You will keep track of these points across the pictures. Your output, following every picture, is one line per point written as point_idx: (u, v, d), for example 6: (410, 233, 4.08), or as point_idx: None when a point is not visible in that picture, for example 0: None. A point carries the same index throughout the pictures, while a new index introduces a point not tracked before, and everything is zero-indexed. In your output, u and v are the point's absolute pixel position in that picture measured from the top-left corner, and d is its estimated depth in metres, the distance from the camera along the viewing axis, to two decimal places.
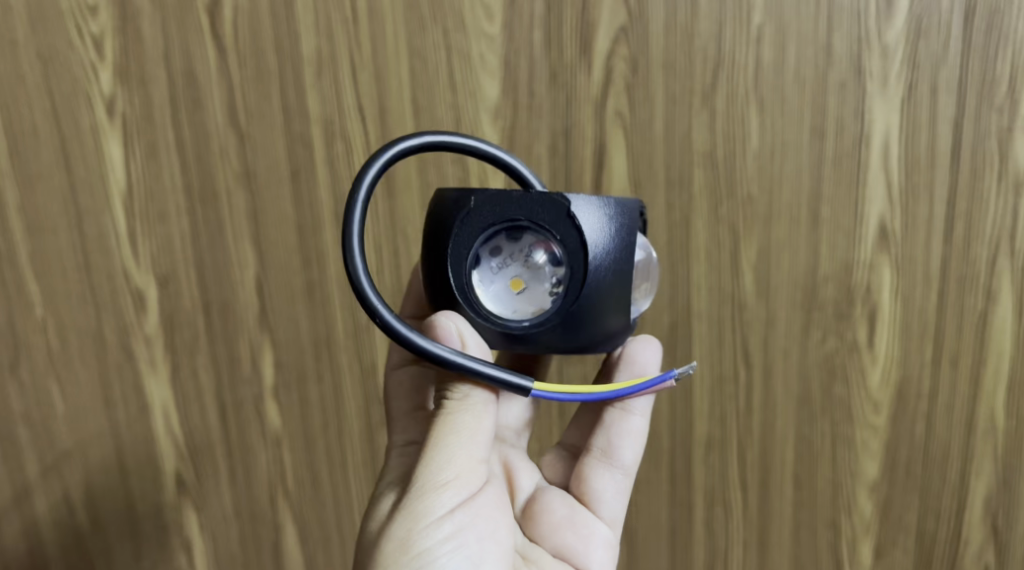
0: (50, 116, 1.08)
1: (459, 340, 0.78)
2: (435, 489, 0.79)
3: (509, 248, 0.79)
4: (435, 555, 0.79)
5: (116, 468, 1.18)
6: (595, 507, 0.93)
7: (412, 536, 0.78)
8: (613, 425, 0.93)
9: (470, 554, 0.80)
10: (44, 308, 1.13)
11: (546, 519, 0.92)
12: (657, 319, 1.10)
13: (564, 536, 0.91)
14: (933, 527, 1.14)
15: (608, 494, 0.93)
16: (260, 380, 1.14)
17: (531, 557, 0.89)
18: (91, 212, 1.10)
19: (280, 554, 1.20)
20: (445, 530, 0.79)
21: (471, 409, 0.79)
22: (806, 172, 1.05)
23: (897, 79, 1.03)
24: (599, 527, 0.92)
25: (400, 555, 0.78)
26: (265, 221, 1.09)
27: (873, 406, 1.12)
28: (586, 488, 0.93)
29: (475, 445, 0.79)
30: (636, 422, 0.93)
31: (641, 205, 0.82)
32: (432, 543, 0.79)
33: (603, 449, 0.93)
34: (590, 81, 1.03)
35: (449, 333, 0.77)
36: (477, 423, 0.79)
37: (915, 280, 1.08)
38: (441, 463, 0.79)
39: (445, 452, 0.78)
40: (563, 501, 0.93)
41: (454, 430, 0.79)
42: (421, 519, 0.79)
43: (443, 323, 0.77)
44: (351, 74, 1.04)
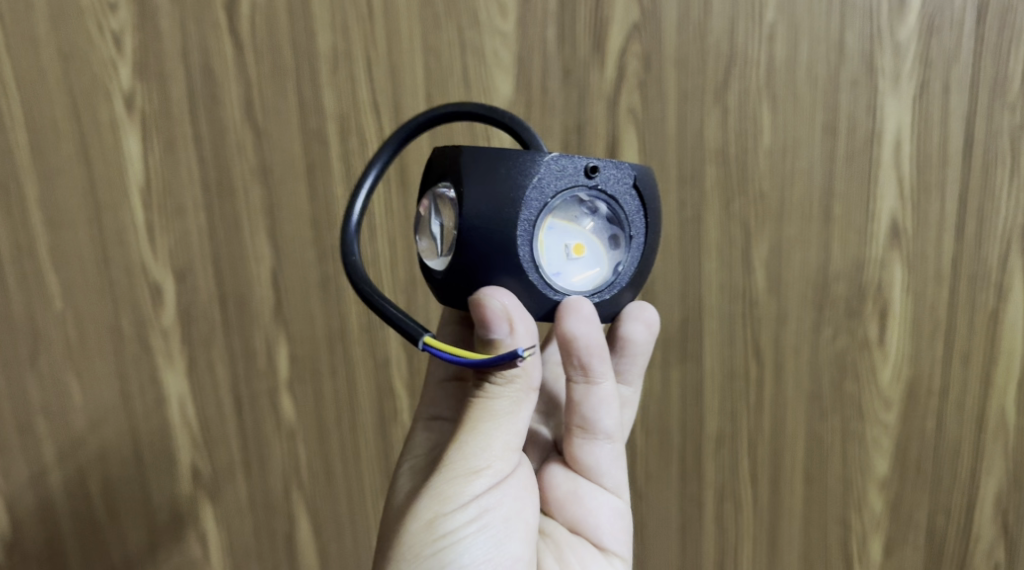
0: (70, 111, 1.09)
1: (509, 325, 0.78)
2: (466, 473, 0.81)
3: (442, 205, 0.81)
4: (461, 535, 0.81)
5: (134, 458, 1.20)
6: (595, 478, 0.93)
7: (438, 518, 0.80)
8: (583, 401, 0.90)
9: (494, 536, 0.82)
10: (63, 300, 1.15)
11: (551, 496, 0.93)
12: (669, 315, 1.10)
13: (573, 508, 0.93)
14: (943, 525, 1.15)
15: (605, 464, 0.93)
16: (275, 374, 1.15)
17: (547, 530, 0.91)
18: (110, 206, 1.11)
19: (294, 546, 1.21)
20: (472, 512, 0.81)
21: (510, 396, 0.80)
22: (818, 169, 1.06)
23: (910, 76, 1.03)
24: (604, 497, 0.93)
25: (426, 535, 0.80)
26: (281, 216, 1.10)
27: (884, 403, 1.12)
28: (582, 463, 0.93)
29: (509, 434, 0.81)
30: (605, 390, 0.89)
31: (587, 178, 0.79)
32: (458, 524, 0.81)
33: (582, 425, 0.92)
34: (604, 77, 1.04)
35: (499, 318, 0.77)
36: (512, 410, 0.81)
37: (926, 277, 1.08)
38: (475, 447, 0.81)
39: (479, 438, 0.80)
40: (565, 476, 0.94)
41: (489, 416, 0.80)
42: (449, 501, 0.81)
43: (494, 305, 0.77)
44: (367, 71, 1.05)
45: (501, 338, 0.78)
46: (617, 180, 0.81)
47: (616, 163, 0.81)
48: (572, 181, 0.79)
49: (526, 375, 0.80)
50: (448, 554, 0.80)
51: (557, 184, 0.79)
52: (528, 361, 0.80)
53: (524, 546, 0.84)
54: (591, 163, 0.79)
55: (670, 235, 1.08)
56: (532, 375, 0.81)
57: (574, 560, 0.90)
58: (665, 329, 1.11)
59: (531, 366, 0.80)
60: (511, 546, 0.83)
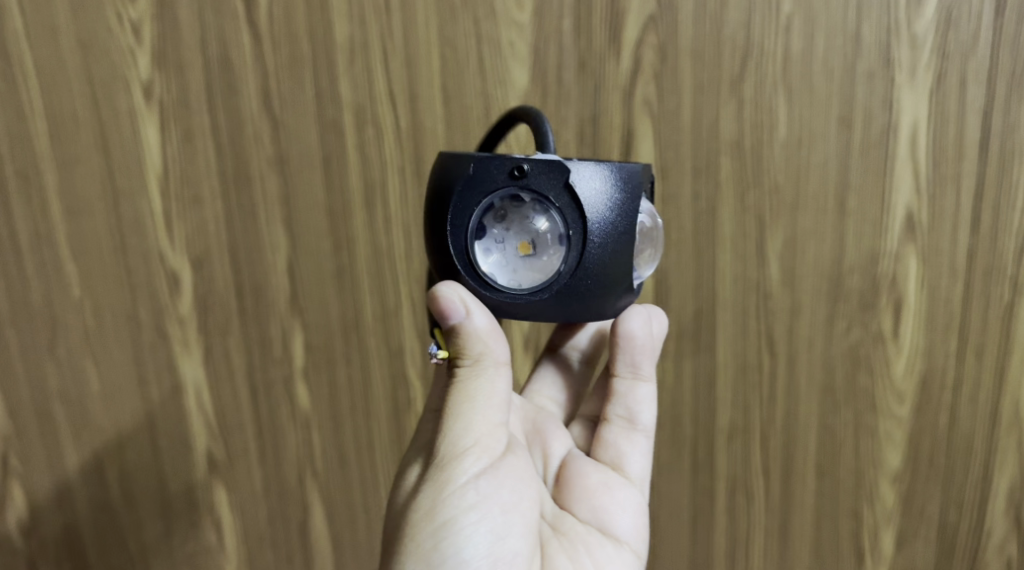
0: (89, 100, 1.10)
1: (464, 309, 0.80)
2: (457, 457, 0.81)
3: None
4: (462, 524, 0.81)
5: (150, 445, 1.21)
6: (624, 470, 0.97)
7: (437, 507, 0.81)
8: (625, 395, 0.98)
9: (493, 524, 0.82)
10: (81, 288, 1.16)
11: (580, 484, 0.95)
12: (682, 306, 1.11)
13: (598, 501, 0.94)
14: (955, 519, 1.15)
15: (635, 457, 0.97)
16: (290, 362, 1.16)
17: (563, 528, 0.91)
18: (127, 194, 1.12)
19: (307, 533, 1.23)
20: (468, 500, 0.81)
21: (480, 373, 0.81)
22: (833, 161, 1.06)
23: (926, 69, 1.03)
24: (629, 492, 0.95)
25: (424, 526, 0.81)
26: (297, 205, 1.11)
27: (897, 395, 1.12)
28: (612, 455, 0.97)
29: (491, 410, 0.82)
30: (646, 388, 0.98)
31: (511, 168, 0.79)
32: (456, 513, 0.81)
33: (623, 417, 0.98)
34: (619, 67, 1.04)
35: (453, 304, 0.80)
36: (490, 388, 0.81)
37: (941, 271, 1.08)
38: (461, 430, 0.81)
39: (464, 419, 0.81)
40: (595, 467, 0.96)
41: (469, 396, 0.81)
42: (445, 489, 0.81)
43: (445, 294, 0.80)
44: (383, 61, 1.06)
45: (458, 322, 0.80)
46: (550, 179, 0.79)
47: (553, 161, 0.79)
48: (502, 183, 0.79)
49: (491, 351, 0.81)
50: (450, 545, 0.80)
51: (487, 186, 0.79)
52: (490, 338, 0.81)
53: (524, 538, 0.84)
54: (518, 164, 0.79)
55: (684, 227, 1.08)
56: (498, 350, 0.82)
57: (587, 558, 0.90)
58: (679, 320, 1.11)
59: (490, 337, 0.81)
60: (512, 535, 0.83)
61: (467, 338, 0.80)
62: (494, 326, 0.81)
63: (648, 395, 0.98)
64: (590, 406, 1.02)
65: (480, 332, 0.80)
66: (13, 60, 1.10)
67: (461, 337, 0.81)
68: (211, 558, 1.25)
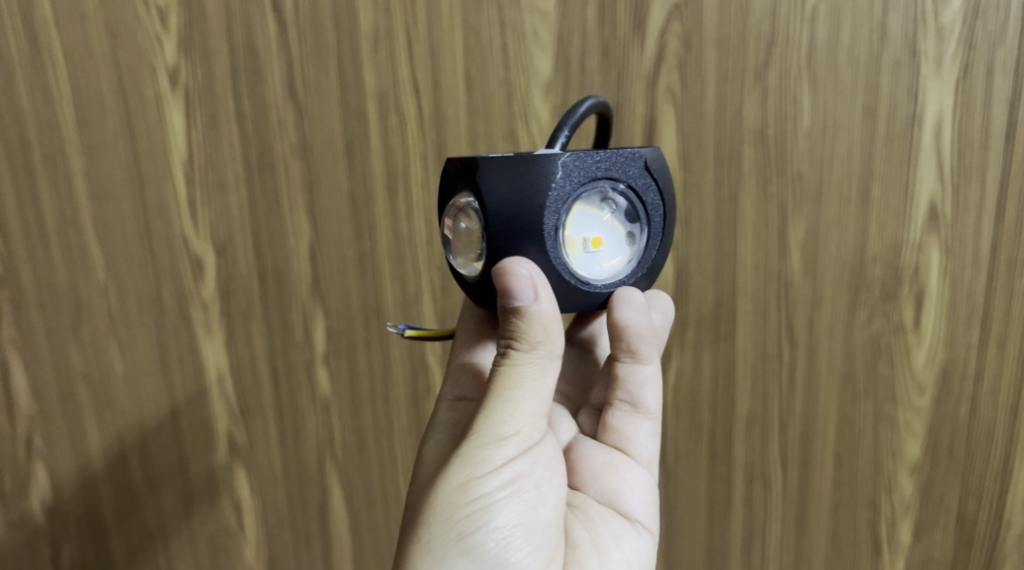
0: (116, 85, 1.11)
1: (534, 294, 0.80)
2: (501, 438, 0.82)
3: None
4: (494, 497, 0.83)
5: (172, 427, 1.23)
6: (630, 451, 0.96)
7: (472, 481, 0.82)
8: (627, 377, 0.94)
9: (528, 500, 0.84)
10: (106, 271, 1.17)
11: (586, 467, 0.95)
12: (702, 295, 1.11)
13: (606, 482, 0.94)
14: (973, 510, 1.14)
15: (641, 438, 0.96)
16: (312, 347, 1.17)
17: (576, 503, 0.93)
18: (152, 179, 1.13)
19: (326, 516, 1.24)
20: (505, 477, 0.83)
21: (536, 362, 0.82)
22: (857, 152, 1.05)
23: (953, 59, 1.02)
24: (637, 471, 0.95)
25: (461, 497, 0.82)
26: (320, 192, 1.11)
27: (917, 386, 1.12)
28: (617, 437, 0.96)
29: (539, 399, 0.83)
30: (649, 370, 0.94)
31: (452, 164, 0.84)
32: (493, 487, 0.83)
33: (626, 401, 0.95)
34: (643, 55, 1.04)
35: (523, 286, 0.80)
36: (542, 375, 0.82)
37: (963, 262, 1.08)
38: (506, 414, 0.82)
39: (510, 405, 0.82)
40: (602, 449, 0.96)
41: (520, 381, 0.82)
42: (482, 465, 0.82)
43: (518, 273, 0.79)
44: (407, 47, 1.06)
45: (525, 306, 0.80)
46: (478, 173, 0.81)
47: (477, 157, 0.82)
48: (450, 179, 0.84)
49: (550, 341, 0.82)
50: (482, 514, 0.82)
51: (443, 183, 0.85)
52: (551, 327, 0.81)
53: (556, 512, 0.86)
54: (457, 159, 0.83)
55: (705, 216, 1.08)
56: (556, 342, 0.82)
57: (604, 531, 0.91)
58: (699, 309, 1.11)
59: (553, 329, 0.82)
60: (543, 511, 0.85)
61: (527, 325, 0.81)
62: (555, 318, 0.82)
63: (652, 375, 0.94)
64: (597, 394, 1.00)
65: (542, 320, 0.81)
66: (41, 45, 1.11)
67: (522, 322, 0.81)
68: (231, 540, 1.27)
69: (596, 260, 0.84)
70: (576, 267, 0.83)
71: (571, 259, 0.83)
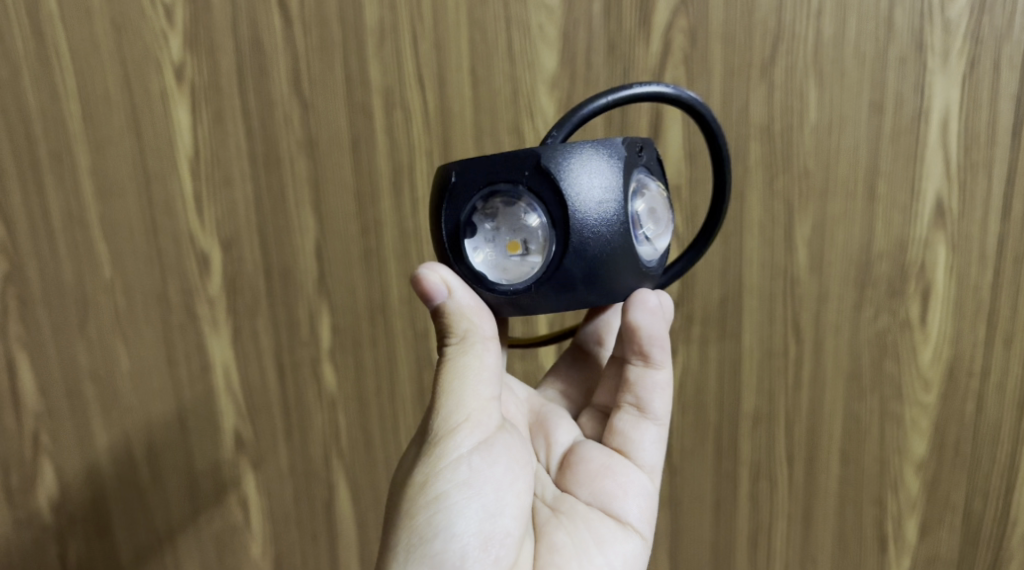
0: (122, 81, 1.11)
1: (446, 289, 0.81)
2: (450, 433, 0.83)
3: None
4: (454, 496, 0.82)
5: (178, 424, 1.23)
6: (631, 455, 0.94)
7: (431, 480, 0.82)
8: (637, 382, 0.94)
9: (489, 497, 0.84)
10: (112, 268, 1.18)
11: (582, 469, 0.94)
12: (708, 291, 1.11)
13: (600, 485, 0.93)
14: (980, 507, 1.14)
15: (645, 442, 0.94)
16: (318, 343, 1.17)
17: (561, 508, 0.91)
18: (158, 175, 1.13)
19: (332, 513, 1.24)
20: (462, 474, 0.83)
21: (472, 350, 0.83)
22: (863, 147, 1.05)
23: (959, 54, 1.02)
24: (634, 475, 0.93)
25: (419, 500, 0.82)
26: (326, 188, 1.11)
27: (923, 382, 1.12)
28: (621, 441, 0.94)
29: (481, 386, 0.84)
30: (661, 375, 0.94)
31: None
32: (451, 489, 0.82)
33: (633, 405, 0.94)
34: (649, 51, 1.04)
35: (435, 284, 0.81)
36: (481, 363, 0.84)
37: (970, 258, 1.07)
38: (453, 406, 0.83)
39: (455, 396, 0.83)
40: (600, 451, 0.94)
41: (460, 372, 0.83)
42: (438, 463, 0.83)
43: (429, 275, 0.80)
44: (413, 43, 1.06)
45: (441, 301, 0.81)
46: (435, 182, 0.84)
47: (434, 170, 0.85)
48: None
49: (478, 327, 0.83)
50: (444, 515, 0.82)
51: None
52: (475, 315, 0.82)
53: (517, 519, 0.85)
54: None
55: None
56: (485, 326, 0.83)
57: (588, 537, 0.90)
58: (705, 305, 1.11)
59: (479, 314, 0.82)
60: (507, 510, 0.84)
61: (453, 317, 0.82)
62: (478, 305, 0.82)
63: (664, 382, 0.94)
64: (603, 397, 0.98)
65: (464, 309, 0.82)
66: (48, 42, 1.11)
67: (445, 316, 0.82)
68: (237, 536, 1.27)
69: (510, 265, 0.80)
70: (484, 271, 0.81)
71: (480, 265, 0.81)
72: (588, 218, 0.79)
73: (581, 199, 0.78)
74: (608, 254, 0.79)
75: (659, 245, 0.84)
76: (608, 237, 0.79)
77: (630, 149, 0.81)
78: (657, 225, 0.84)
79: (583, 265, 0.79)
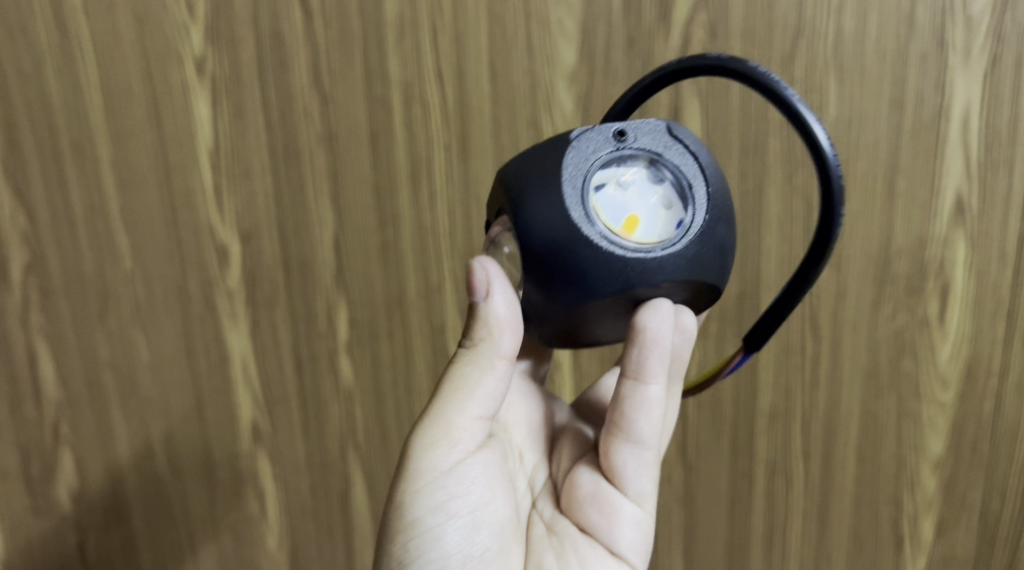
0: (144, 73, 1.12)
1: (487, 291, 0.81)
2: (434, 455, 0.82)
3: None
4: (430, 522, 0.82)
5: (195, 416, 1.24)
6: (620, 483, 0.88)
7: (409, 502, 0.82)
8: (626, 399, 0.86)
9: (464, 525, 0.83)
10: (133, 259, 1.19)
11: (572, 495, 0.90)
12: (726, 288, 1.11)
13: (589, 513, 0.88)
14: (998, 507, 1.13)
15: (632, 470, 0.88)
16: (335, 336, 1.18)
17: (556, 528, 0.90)
18: (179, 167, 1.14)
19: (348, 505, 1.24)
20: (438, 500, 0.82)
21: (474, 362, 0.82)
22: (883, 144, 1.05)
23: (981, 51, 1.01)
24: (624, 505, 0.88)
25: (396, 522, 0.82)
26: (344, 181, 1.12)
27: (941, 381, 1.11)
28: (611, 466, 0.88)
29: (473, 403, 0.82)
30: (653, 392, 0.85)
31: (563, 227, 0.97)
32: (427, 511, 0.82)
33: (621, 425, 0.87)
34: (668, 45, 1.04)
35: (478, 281, 0.81)
36: (479, 378, 0.82)
37: (990, 256, 1.06)
38: (443, 421, 0.82)
39: (447, 413, 0.82)
40: (592, 477, 0.90)
41: (457, 384, 0.82)
42: (418, 485, 0.82)
43: (476, 270, 0.81)
44: (432, 37, 1.06)
45: (478, 302, 0.81)
46: None
47: None
48: None
49: (488, 339, 0.82)
50: (418, 540, 0.81)
51: None
52: (494, 326, 0.81)
53: (493, 536, 0.84)
54: None
55: None
56: (500, 340, 0.82)
57: (573, 560, 0.87)
58: (723, 301, 1.11)
59: (492, 326, 0.81)
60: (480, 538, 0.83)
61: (479, 320, 0.82)
62: (509, 317, 0.81)
63: (655, 399, 0.86)
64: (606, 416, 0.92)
65: (493, 316, 0.81)
66: (71, 34, 1.12)
67: (476, 317, 0.82)
68: (253, 527, 1.28)
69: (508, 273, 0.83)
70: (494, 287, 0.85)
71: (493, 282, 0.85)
72: (534, 216, 0.78)
73: (537, 194, 0.78)
74: (568, 246, 0.77)
75: (658, 235, 0.78)
76: (559, 232, 0.77)
77: (595, 137, 0.79)
78: (653, 214, 0.79)
79: (534, 274, 0.79)
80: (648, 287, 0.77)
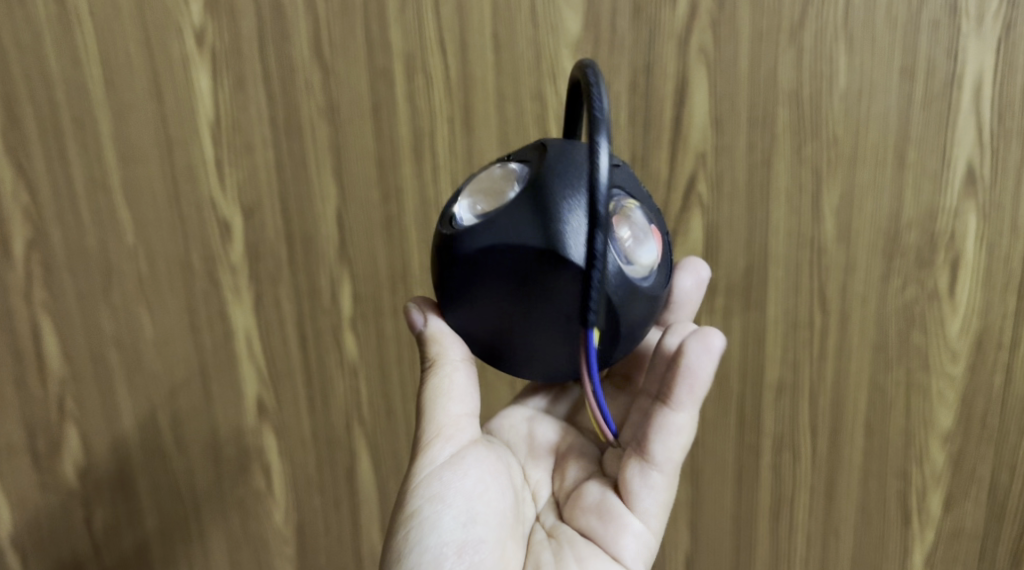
0: (143, 45, 1.10)
1: (423, 320, 0.86)
2: (424, 451, 0.85)
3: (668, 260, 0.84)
4: (427, 511, 0.83)
5: (201, 392, 1.24)
6: (628, 500, 0.87)
7: (407, 499, 0.84)
8: (653, 420, 0.86)
9: (458, 514, 0.83)
10: (135, 235, 1.18)
11: (577, 503, 0.89)
12: (733, 261, 1.10)
13: (590, 519, 0.88)
14: (1006, 481, 1.13)
15: (643, 490, 0.86)
16: (339, 312, 1.17)
17: (556, 533, 0.88)
18: (180, 141, 1.13)
19: (354, 480, 1.25)
20: (433, 490, 0.83)
21: (438, 368, 0.85)
22: (894, 115, 1.03)
23: (995, 17, 0.99)
24: (628, 519, 0.86)
25: (397, 520, 0.84)
26: (347, 155, 1.11)
27: (951, 354, 1.10)
28: (622, 483, 0.87)
29: (452, 404, 0.86)
30: (682, 418, 0.85)
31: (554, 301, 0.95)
32: (423, 501, 0.83)
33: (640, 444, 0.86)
34: (675, 14, 1.02)
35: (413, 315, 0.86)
36: (448, 379, 0.85)
37: (1000, 228, 1.05)
38: (427, 425, 0.85)
39: (429, 414, 0.85)
40: (599, 488, 0.89)
41: (432, 392, 0.85)
42: (414, 481, 0.84)
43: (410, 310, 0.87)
44: (433, 7, 1.05)
45: (419, 330, 0.86)
46: None
47: None
48: None
49: (446, 349, 0.85)
50: (417, 530, 0.82)
51: None
52: (444, 338, 0.85)
53: (491, 529, 0.84)
54: None
55: (737, 179, 1.06)
56: (454, 348, 0.85)
57: (570, 557, 0.86)
58: (730, 277, 1.10)
59: (444, 338, 0.85)
60: (477, 527, 0.83)
61: (427, 340, 0.85)
62: (446, 332, 0.85)
63: (681, 427, 0.85)
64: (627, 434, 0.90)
65: (434, 333, 0.85)
66: (68, 6, 1.10)
67: (423, 340, 0.86)
68: (260, 503, 1.28)
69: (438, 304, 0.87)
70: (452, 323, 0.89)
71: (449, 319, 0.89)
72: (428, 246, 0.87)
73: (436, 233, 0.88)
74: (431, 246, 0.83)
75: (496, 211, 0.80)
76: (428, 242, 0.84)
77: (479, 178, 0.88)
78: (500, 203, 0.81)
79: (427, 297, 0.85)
80: (486, 253, 0.78)
